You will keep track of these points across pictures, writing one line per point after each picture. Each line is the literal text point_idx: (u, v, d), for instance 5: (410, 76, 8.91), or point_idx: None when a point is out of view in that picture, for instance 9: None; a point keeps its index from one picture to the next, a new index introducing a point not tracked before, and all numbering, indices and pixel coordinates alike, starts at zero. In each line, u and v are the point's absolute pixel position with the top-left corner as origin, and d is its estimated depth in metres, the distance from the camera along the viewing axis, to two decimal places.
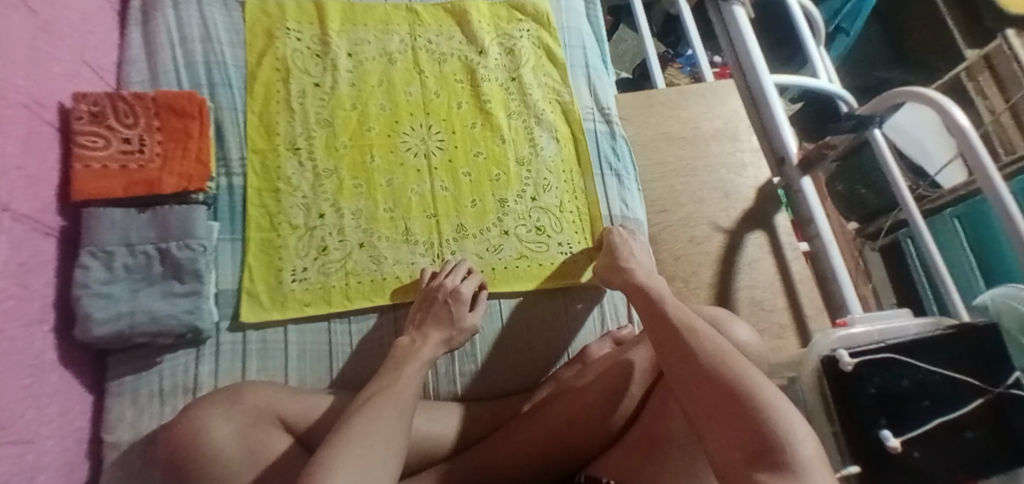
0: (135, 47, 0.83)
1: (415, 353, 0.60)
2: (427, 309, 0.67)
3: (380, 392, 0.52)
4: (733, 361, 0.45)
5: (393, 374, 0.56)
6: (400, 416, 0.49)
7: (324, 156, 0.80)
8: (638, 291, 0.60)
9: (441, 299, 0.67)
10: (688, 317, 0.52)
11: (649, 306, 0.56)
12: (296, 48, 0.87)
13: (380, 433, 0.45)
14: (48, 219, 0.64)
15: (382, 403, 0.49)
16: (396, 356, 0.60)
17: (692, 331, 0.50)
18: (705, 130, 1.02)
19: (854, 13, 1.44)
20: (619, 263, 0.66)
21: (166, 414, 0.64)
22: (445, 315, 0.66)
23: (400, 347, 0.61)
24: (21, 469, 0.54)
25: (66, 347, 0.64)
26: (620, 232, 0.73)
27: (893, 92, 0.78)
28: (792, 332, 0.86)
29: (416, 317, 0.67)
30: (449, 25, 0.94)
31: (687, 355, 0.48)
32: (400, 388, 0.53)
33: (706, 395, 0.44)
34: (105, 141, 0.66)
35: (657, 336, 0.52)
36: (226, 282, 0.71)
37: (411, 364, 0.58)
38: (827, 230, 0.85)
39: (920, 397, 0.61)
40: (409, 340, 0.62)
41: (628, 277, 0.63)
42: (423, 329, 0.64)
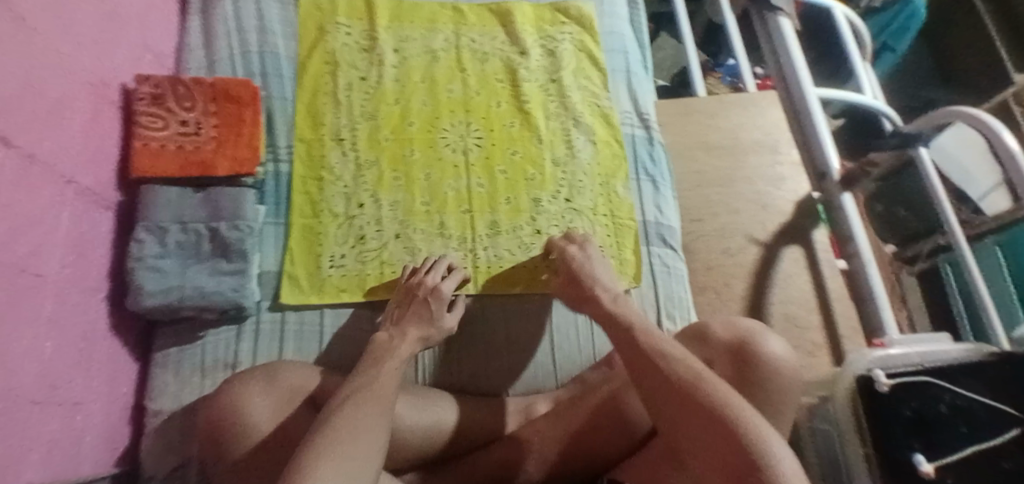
0: (194, 35, 0.87)
1: (394, 348, 0.56)
2: (407, 306, 0.64)
3: (360, 387, 0.49)
4: (711, 384, 0.43)
5: (372, 369, 0.52)
6: (383, 415, 0.47)
7: (367, 148, 0.82)
8: (608, 318, 0.55)
9: (423, 297, 0.64)
10: (656, 337, 0.49)
11: (619, 333, 0.52)
12: (345, 42, 0.89)
13: (362, 427, 0.43)
14: (109, 194, 0.68)
15: (362, 399, 0.47)
16: (373, 352, 0.55)
17: (664, 355, 0.46)
18: (744, 141, 1.01)
19: (901, 32, 1.40)
20: (590, 289, 0.60)
21: (206, 387, 0.66)
22: (425, 313, 0.62)
23: (378, 343, 0.56)
24: (68, 430, 0.57)
25: (118, 316, 0.67)
26: (573, 253, 0.66)
27: (943, 112, 0.77)
28: (826, 350, 0.84)
29: (394, 314, 0.64)
30: (493, 25, 0.95)
31: (666, 382, 0.44)
32: (381, 382, 0.50)
33: (699, 421, 0.41)
34: (164, 122, 0.70)
35: (632, 366, 0.48)
36: (269, 264, 0.74)
37: (393, 360, 0.54)
38: (866, 249, 0.82)
39: (955, 421, 0.59)
40: (387, 335, 0.58)
41: (594, 307, 0.58)
42: (401, 326, 0.60)
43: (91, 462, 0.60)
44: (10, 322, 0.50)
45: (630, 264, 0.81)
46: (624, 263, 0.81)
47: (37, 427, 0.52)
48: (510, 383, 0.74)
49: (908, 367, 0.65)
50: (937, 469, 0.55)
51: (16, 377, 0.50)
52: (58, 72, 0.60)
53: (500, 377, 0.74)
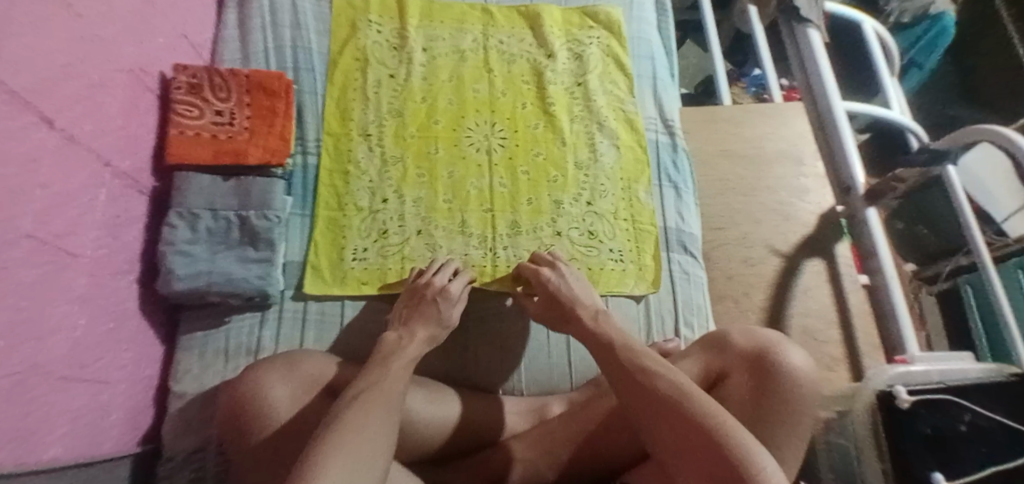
0: (230, 28, 0.89)
1: (402, 350, 0.57)
2: (415, 306, 0.65)
3: (369, 388, 0.49)
4: (690, 397, 0.46)
5: (379, 371, 0.53)
6: (389, 415, 0.47)
7: (392, 144, 0.83)
8: (590, 337, 0.57)
9: (431, 297, 0.66)
10: (637, 351, 0.52)
11: (601, 350, 0.55)
12: (375, 39, 0.91)
13: (369, 429, 0.44)
14: (144, 179, 0.69)
15: (370, 400, 0.47)
16: (382, 351, 0.57)
17: (645, 370, 0.49)
18: (768, 151, 1.00)
19: (929, 49, 1.38)
20: (571, 309, 0.62)
21: (228, 372, 0.68)
22: (433, 313, 0.64)
23: (386, 343, 0.58)
24: (94, 406, 0.58)
25: (147, 299, 0.69)
26: (546, 275, 0.67)
27: (971, 128, 0.76)
28: (845, 366, 0.83)
29: (402, 313, 0.65)
30: (521, 28, 0.96)
31: (648, 396, 0.47)
32: (389, 383, 0.51)
33: (682, 431, 0.44)
34: (199, 111, 0.71)
35: (615, 383, 0.51)
36: (293, 254, 0.75)
37: (400, 360, 0.55)
38: (890, 265, 0.80)
39: (977, 442, 0.61)
40: (395, 336, 0.60)
41: (578, 328, 0.60)
42: (410, 327, 0.62)
43: (115, 439, 0.62)
44: (42, 298, 0.51)
45: (649, 270, 0.81)
46: (642, 268, 0.81)
47: (65, 400, 0.54)
48: (525, 382, 0.75)
49: (930, 386, 0.65)
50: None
51: (47, 351, 0.51)
52: (100, 58, 0.62)
53: (517, 375, 0.75)
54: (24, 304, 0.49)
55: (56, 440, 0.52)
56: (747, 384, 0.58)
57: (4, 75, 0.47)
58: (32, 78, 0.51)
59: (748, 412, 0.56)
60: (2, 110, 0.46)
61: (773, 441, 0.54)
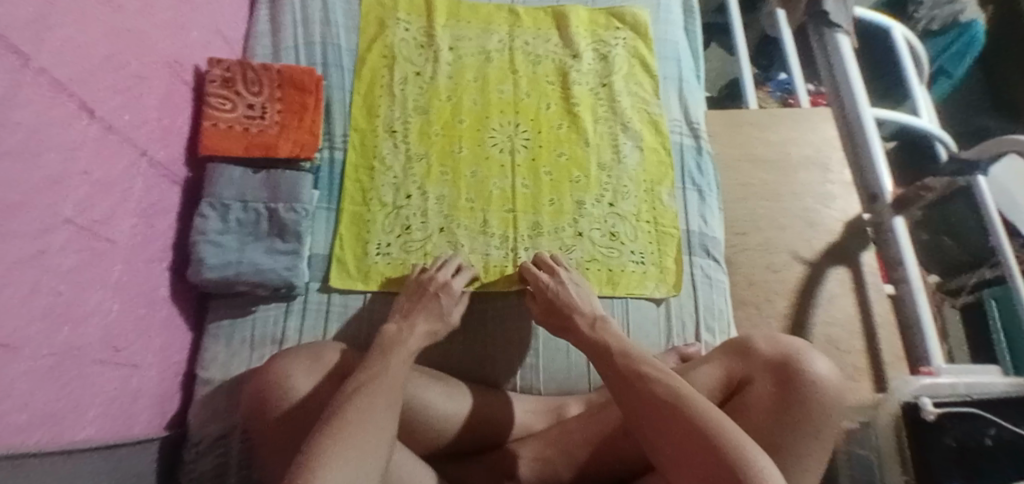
0: (262, 24, 0.91)
1: (402, 342, 0.57)
2: (418, 300, 0.66)
3: (368, 382, 0.49)
4: (689, 400, 0.46)
5: (380, 363, 0.53)
6: (390, 410, 0.47)
7: (417, 142, 0.84)
8: (589, 344, 0.58)
9: (433, 291, 0.66)
10: (634, 358, 0.53)
11: (601, 359, 0.55)
12: (403, 37, 0.91)
13: (371, 428, 0.44)
14: (178, 169, 0.71)
15: (372, 395, 0.47)
16: (383, 343, 0.57)
17: (643, 376, 0.50)
18: (795, 157, 0.99)
19: (958, 57, 1.35)
20: (569, 316, 0.63)
21: (255, 360, 0.69)
22: (435, 306, 0.65)
23: (386, 334, 0.58)
24: (125, 390, 0.60)
25: (178, 286, 0.70)
26: (545, 282, 0.68)
27: (994, 142, 0.73)
28: (867, 376, 0.82)
29: (404, 306, 0.65)
30: (546, 28, 0.96)
31: (647, 402, 0.48)
32: (390, 378, 0.50)
33: (683, 433, 0.44)
34: (232, 104, 0.73)
35: (616, 389, 0.51)
36: (319, 247, 0.76)
37: (400, 352, 0.55)
38: (915, 275, 0.79)
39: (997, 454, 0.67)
40: (396, 328, 0.59)
41: (576, 336, 0.61)
42: (411, 319, 0.62)
43: (144, 423, 0.63)
44: (79, 282, 0.53)
45: (670, 272, 0.80)
46: (662, 271, 0.80)
47: (99, 383, 0.55)
48: (544, 381, 0.75)
49: (953, 398, 0.64)
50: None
51: (82, 335, 0.53)
52: (138, 50, 0.63)
53: (536, 374, 0.75)
54: (62, 287, 0.50)
55: (90, 420, 0.54)
56: (769, 392, 0.57)
57: (47, 64, 0.48)
58: (74, 68, 0.52)
59: (768, 421, 0.55)
60: (44, 98, 0.48)
61: (796, 451, 0.54)
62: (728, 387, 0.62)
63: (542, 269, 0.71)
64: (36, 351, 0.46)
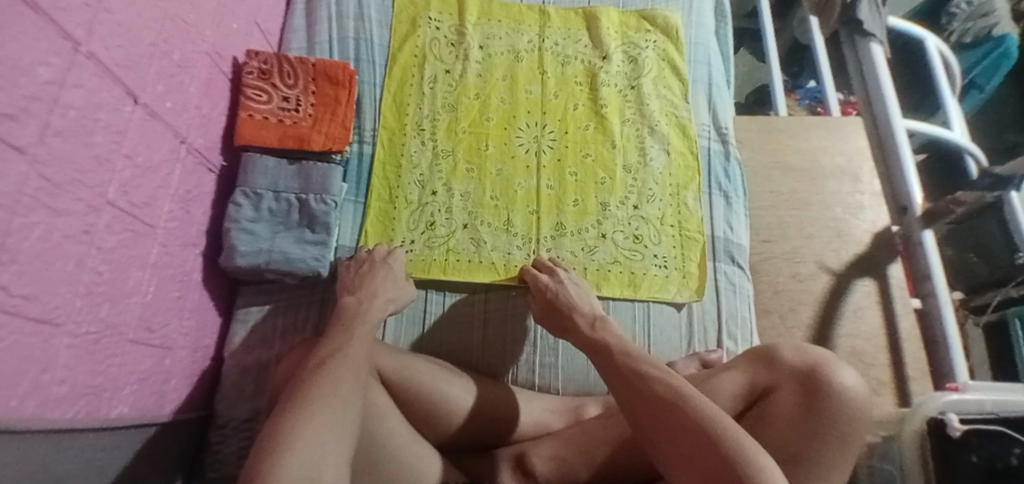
0: (299, 18, 0.92)
1: (362, 315, 0.57)
2: (367, 271, 0.66)
3: (330, 356, 0.49)
4: (691, 400, 0.45)
5: (343, 336, 0.53)
6: (356, 382, 0.48)
7: (444, 139, 0.85)
8: (592, 344, 0.57)
9: (379, 261, 0.68)
10: (636, 358, 0.52)
11: (602, 358, 0.54)
12: (434, 36, 0.92)
13: (339, 400, 0.44)
14: (214, 157, 0.73)
15: (337, 369, 0.47)
16: (342, 316, 0.56)
17: (643, 376, 0.49)
18: (825, 166, 0.98)
19: (991, 71, 1.31)
20: (570, 317, 0.63)
21: (282, 346, 0.71)
22: (384, 273, 0.66)
23: (345, 308, 0.58)
24: (158, 370, 0.62)
25: (210, 271, 0.72)
26: (545, 281, 0.69)
27: None
28: (890, 391, 0.81)
29: (352, 280, 0.65)
30: (577, 29, 0.96)
31: (647, 401, 0.47)
32: (355, 350, 0.51)
33: (683, 432, 0.43)
34: (267, 96, 0.75)
35: (615, 387, 0.51)
36: (345, 239, 0.78)
37: (363, 324, 0.55)
38: (943, 290, 0.78)
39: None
40: (354, 300, 0.59)
41: (575, 336, 0.60)
42: (368, 289, 0.62)
43: (174, 403, 0.65)
44: (118, 262, 0.54)
45: (693, 277, 0.80)
46: (685, 276, 0.80)
47: (133, 362, 0.57)
48: (563, 381, 0.75)
49: (982, 415, 0.62)
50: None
51: (120, 313, 0.54)
52: (182, 38, 0.65)
53: (554, 373, 0.75)
54: (103, 267, 0.52)
55: (123, 397, 0.56)
56: (794, 402, 0.56)
57: (96, 49, 0.50)
58: (121, 54, 0.54)
59: (792, 427, 0.55)
60: (93, 83, 0.49)
61: (818, 461, 0.53)
62: (751, 395, 0.61)
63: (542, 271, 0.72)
64: (76, 328, 0.48)
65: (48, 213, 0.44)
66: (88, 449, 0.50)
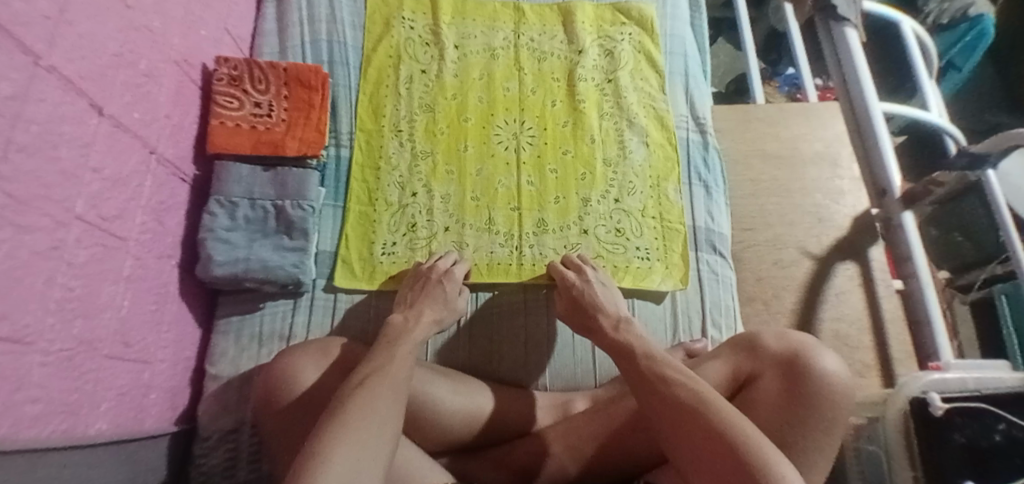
0: (269, 22, 0.91)
1: (409, 334, 0.59)
2: (421, 288, 0.68)
3: (372, 373, 0.50)
4: (713, 405, 0.45)
5: (386, 354, 0.54)
6: (396, 397, 0.49)
7: (423, 140, 0.84)
8: (613, 345, 0.58)
9: (436, 279, 0.69)
10: (657, 360, 0.52)
11: (623, 358, 0.55)
12: (409, 36, 0.92)
13: (376, 414, 0.45)
14: (186, 167, 0.71)
15: (376, 384, 0.49)
16: (388, 335, 0.59)
17: (666, 379, 0.49)
18: (804, 153, 0.99)
19: (969, 51, 1.33)
20: (593, 316, 0.64)
21: (262, 355, 0.70)
22: (438, 294, 0.67)
23: (392, 326, 0.60)
24: (137, 384, 0.61)
25: (188, 282, 0.71)
26: (571, 279, 0.70)
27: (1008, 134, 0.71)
28: (876, 372, 0.81)
29: (408, 297, 0.68)
30: (552, 25, 0.96)
31: (668, 404, 0.48)
32: (395, 367, 0.52)
33: (704, 438, 0.44)
34: (239, 102, 0.74)
35: (637, 392, 0.52)
36: (325, 244, 0.77)
37: (407, 343, 0.57)
38: (925, 271, 0.78)
39: (1013, 454, 0.60)
40: (401, 319, 0.62)
41: (599, 337, 0.61)
42: (416, 308, 0.64)
43: (155, 417, 0.64)
44: (90, 277, 0.53)
45: (676, 268, 0.80)
46: (667, 266, 0.80)
47: (111, 377, 0.56)
48: (549, 377, 0.74)
49: (964, 394, 0.63)
50: None
51: (94, 328, 0.54)
52: (149, 47, 0.64)
53: (542, 371, 0.75)
54: (74, 283, 0.51)
55: (102, 413, 0.55)
56: (776, 389, 0.57)
57: (58, 62, 0.49)
58: (84, 65, 0.53)
59: (775, 413, 0.55)
60: (56, 96, 0.48)
61: (804, 447, 0.53)
62: (737, 387, 0.61)
63: (568, 270, 0.72)
64: (48, 345, 0.47)
65: (13, 230, 0.43)
66: (68, 467, 0.49)
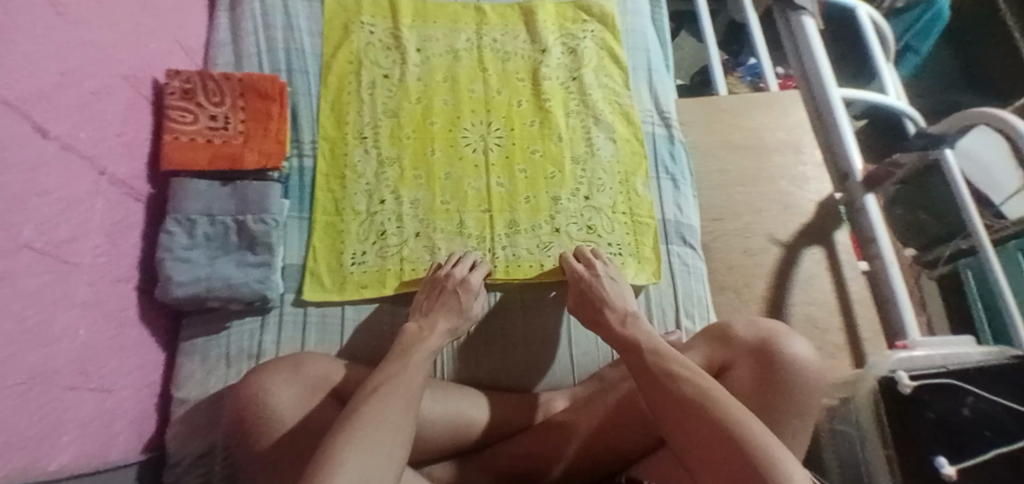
0: (222, 32, 0.89)
1: (422, 342, 0.60)
2: (436, 297, 0.68)
3: (386, 381, 0.51)
4: (720, 404, 0.45)
5: (399, 363, 0.55)
6: (407, 406, 0.49)
7: (389, 146, 0.83)
8: (619, 340, 0.59)
9: (451, 288, 0.68)
10: (665, 356, 0.53)
11: (630, 354, 0.56)
12: (369, 41, 0.90)
13: (387, 421, 0.46)
14: (140, 186, 0.69)
15: (388, 393, 0.49)
16: (403, 342, 0.60)
17: (672, 375, 0.50)
18: (768, 141, 1.00)
19: (926, 32, 1.36)
20: (601, 310, 0.65)
21: (231, 375, 0.68)
22: (455, 303, 0.67)
23: (407, 334, 0.61)
24: (99, 414, 0.59)
25: (147, 304, 0.69)
26: (581, 272, 0.70)
27: (968, 113, 0.73)
28: (846, 353, 0.83)
29: (422, 305, 0.68)
30: (514, 24, 0.95)
31: (673, 401, 0.48)
32: (407, 376, 0.53)
33: (707, 430, 0.44)
34: (193, 117, 0.72)
35: (642, 387, 0.52)
36: (292, 258, 0.76)
37: (420, 351, 0.58)
38: (889, 251, 0.80)
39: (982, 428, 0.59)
40: (415, 327, 0.63)
41: (607, 331, 0.62)
42: (431, 318, 0.65)
43: (121, 447, 0.62)
44: (43, 307, 0.51)
45: (648, 261, 0.81)
46: (639, 260, 0.80)
47: (71, 408, 0.54)
48: (528, 379, 0.74)
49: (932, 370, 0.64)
50: (959, 472, 0.56)
51: (50, 358, 0.51)
52: (95, 64, 0.61)
53: (520, 372, 0.74)
54: (26, 313, 0.48)
55: (64, 446, 0.52)
56: (747, 380, 0.57)
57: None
58: (27, 85, 0.50)
59: (753, 401, 0.56)
60: None
61: (782, 428, 0.54)
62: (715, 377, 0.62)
63: (577, 262, 0.72)
64: (5, 380, 0.45)
65: None
66: None
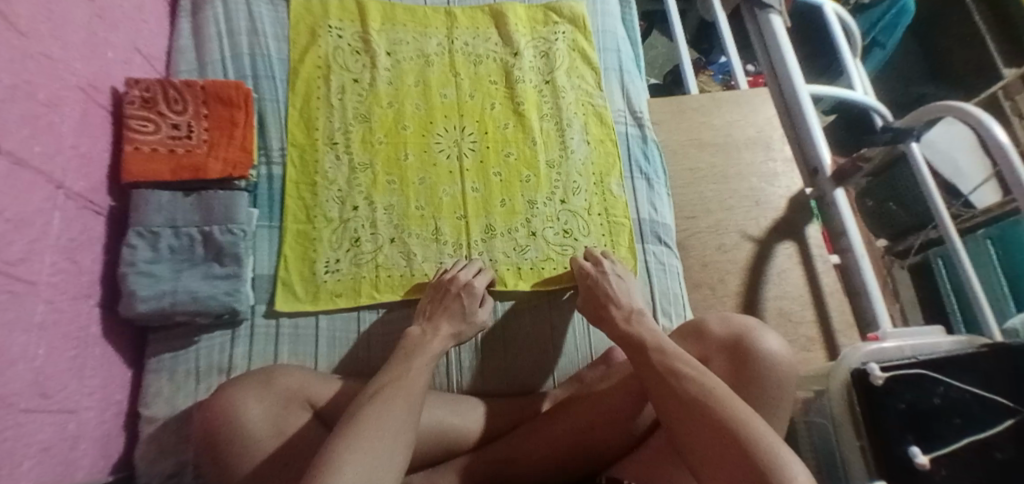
0: (184, 38, 0.87)
1: (425, 345, 0.60)
2: (439, 301, 0.67)
3: (387, 385, 0.51)
4: (726, 403, 0.45)
5: (404, 365, 0.55)
6: (409, 414, 0.48)
7: (360, 151, 0.82)
8: (624, 336, 0.58)
9: (455, 292, 0.68)
10: (670, 354, 0.53)
11: (634, 351, 0.55)
12: (337, 45, 0.89)
13: (389, 426, 0.45)
14: (99, 199, 0.67)
15: (391, 397, 0.49)
16: (406, 346, 0.60)
17: (676, 373, 0.50)
18: (738, 138, 1.02)
19: (891, 28, 1.39)
20: (606, 307, 0.65)
21: (201, 391, 0.67)
22: (457, 309, 0.67)
23: (411, 338, 0.61)
24: (62, 437, 0.57)
25: (110, 322, 0.67)
26: (588, 269, 0.70)
27: (933, 108, 0.73)
28: (820, 345, 0.85)
29: (426, 309, 0.68)
30: (485, 27, 0.95)
31: (679, 400, 0.48)
32: (410, 382, 0.52)
33: (712, 429, 0.44)
34: (154, 126, 0.70)
35: (648, 382, 0.52)
36: (263, 268, 0.74)
37: (422, 356, 0.57)
38: (860, 244, 0.81)
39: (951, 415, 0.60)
40: (420, 331, 0.62)
41: (611, 327, 0.62)
42: (434, 322, 0.64)
43: (86, 469, 0.60)
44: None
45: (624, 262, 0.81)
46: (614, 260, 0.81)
47: (33, 431, 0.52)
48: (507, 382, 0.74)
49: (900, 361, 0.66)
50: (931, 460, 0.58)
51: (6, 382, 0.49)
52: (49, 74, 0.59)
53: (500, 375, 0.74)
54: None
55: (25, 472, 0.50)
56: (725, 372, 0.58)
57: None
58: None
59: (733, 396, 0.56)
60: None
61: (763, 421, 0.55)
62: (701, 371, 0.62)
63: (585, 261, 0.72)
64: None
65: None
66: None
